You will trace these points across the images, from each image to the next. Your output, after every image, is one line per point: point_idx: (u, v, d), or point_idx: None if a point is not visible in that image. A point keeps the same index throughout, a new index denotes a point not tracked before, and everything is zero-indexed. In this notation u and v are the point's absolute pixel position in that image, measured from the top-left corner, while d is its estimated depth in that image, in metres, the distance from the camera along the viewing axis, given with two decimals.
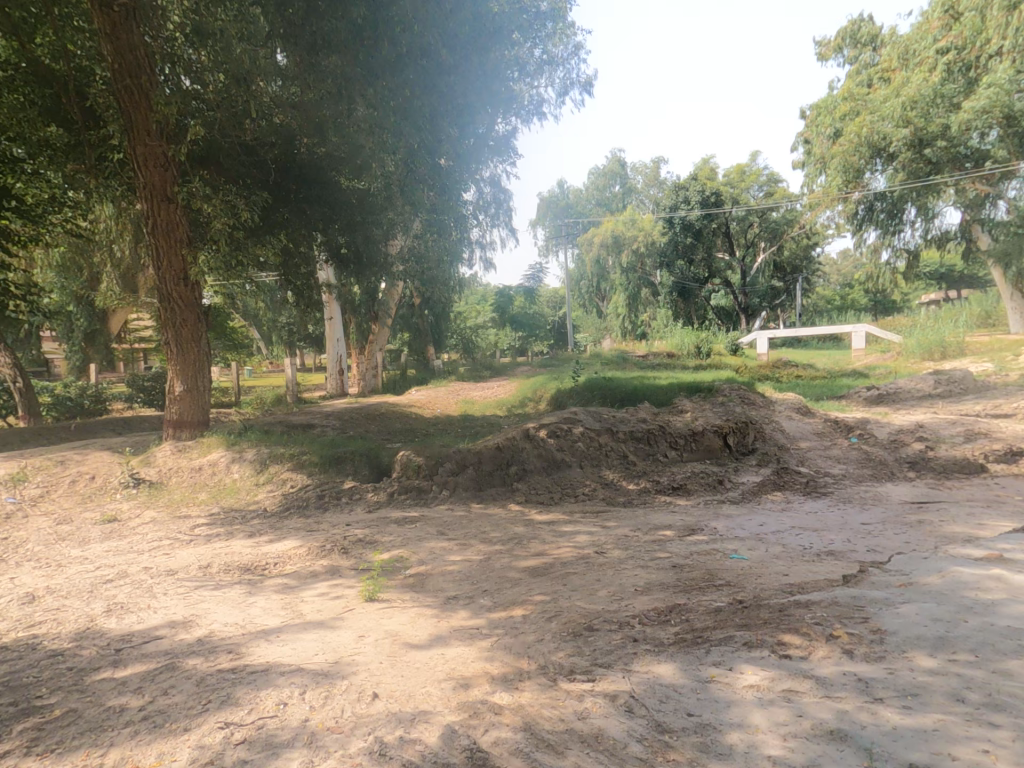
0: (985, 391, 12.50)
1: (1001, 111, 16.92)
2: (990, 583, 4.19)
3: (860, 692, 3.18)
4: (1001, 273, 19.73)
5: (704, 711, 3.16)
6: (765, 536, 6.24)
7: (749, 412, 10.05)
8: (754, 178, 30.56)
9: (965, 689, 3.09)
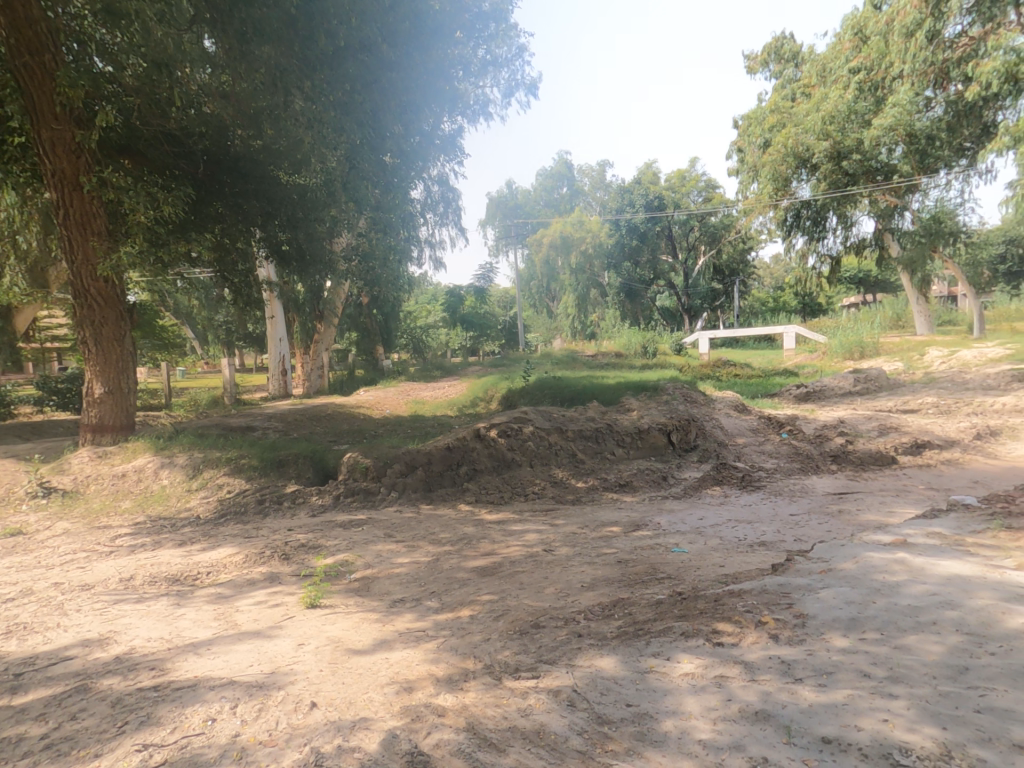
0: (898, 389, 13.48)
1: (905, 129, 18.21)
2: (897, 565, 4.54)
3: (783, 673, 3.37)
4: (910, 280, 21.28)
5: (642, 701, 3.26)
6: (704, 529, 6.50)
7: (690, 410, 10.43)
8: (693, 183, 31.39)
9: (874, 664, 3.34)
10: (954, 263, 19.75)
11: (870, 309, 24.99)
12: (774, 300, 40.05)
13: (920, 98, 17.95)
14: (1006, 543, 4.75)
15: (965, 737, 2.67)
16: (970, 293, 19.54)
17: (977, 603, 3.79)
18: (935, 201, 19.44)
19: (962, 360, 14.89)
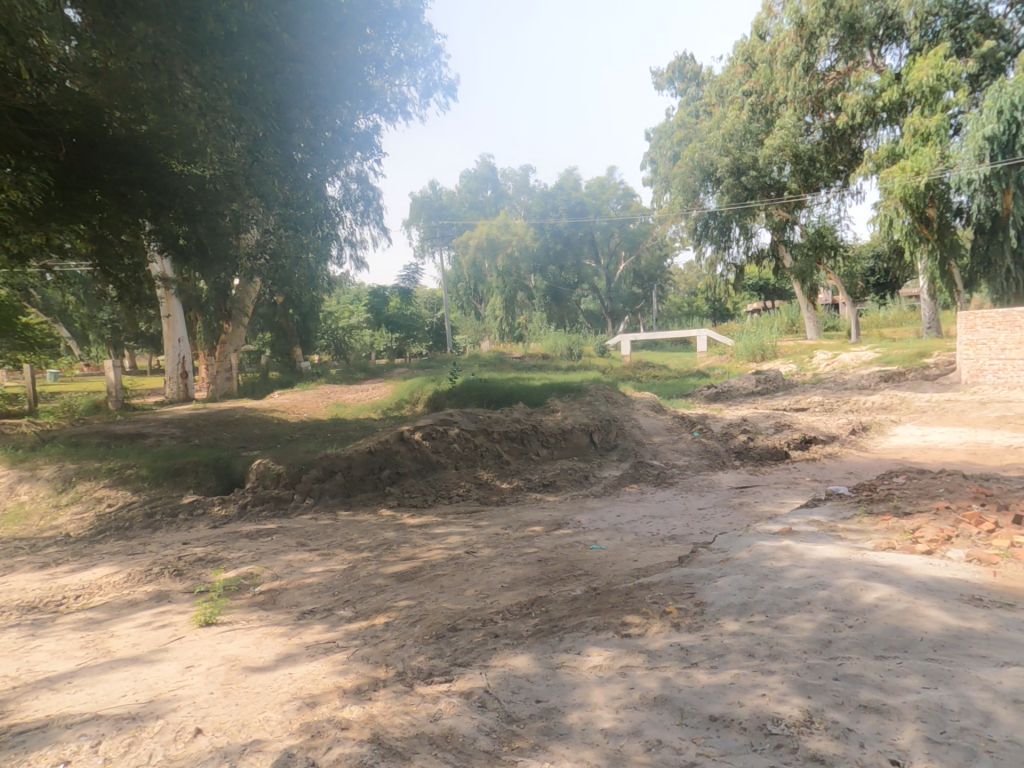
0: (792, 389, 14.70)
1: (790, 150, 20.15)
2: (783, 552, 4.94)
3: (680, 659, 3.55)
4: (801, 289, 23.11)
5: (551, 697, 3.31)
6: (621, 525, 6.74)
7: (610, 410, 10.78)
8: (612, 192, 32.40)
9: (758, 644, 3.60)
10: (836, 273, 21.74)
11: (770, 315, 26.91)
12: (688, 305, 42.34)
13: (802, 122, 19.84)
14: (870, 526, 5.31)
15: (825, 702, 2.95)
16: (848, 301, 21.43)
17: (844, 582, 4.19)
18: (818, 217, 21.25)
19: (842, 362, 16.47)
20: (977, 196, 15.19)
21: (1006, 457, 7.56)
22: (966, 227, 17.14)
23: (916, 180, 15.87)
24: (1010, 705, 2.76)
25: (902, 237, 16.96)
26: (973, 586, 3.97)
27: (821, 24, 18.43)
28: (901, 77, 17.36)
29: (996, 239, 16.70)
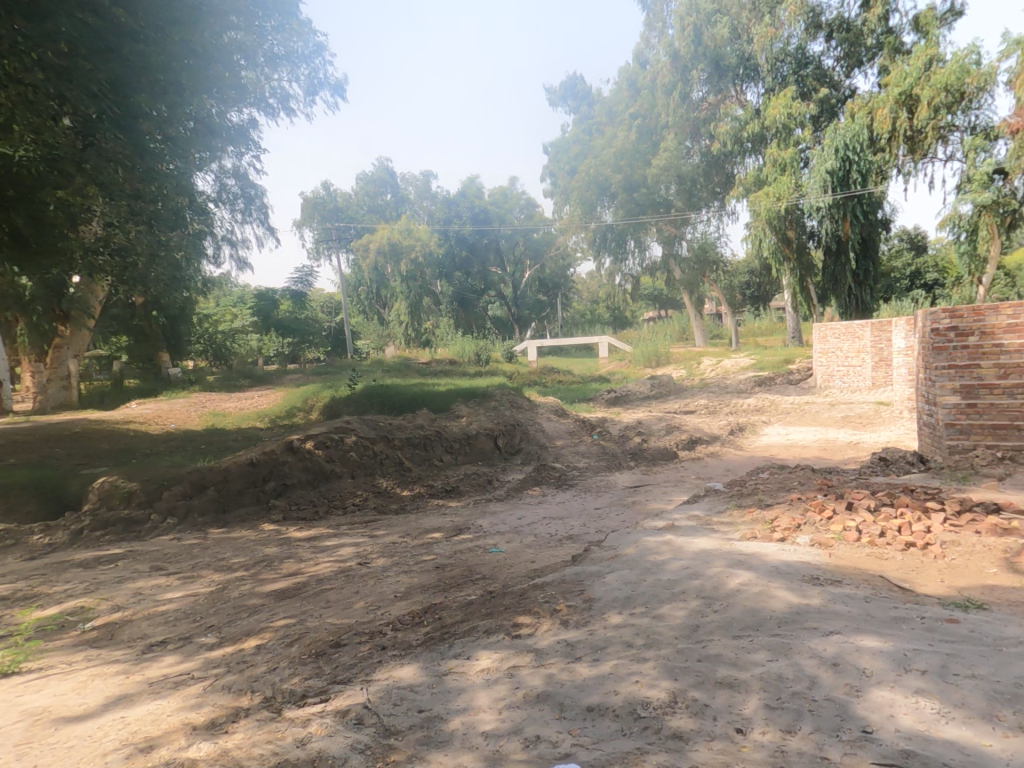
0: (681, 392, 15.82)
1: (674, 169, 22.54)
2: (664, 545, 5.25)
3: (565, 655, 3.61)
4: (690, 300, 24.99)
5: (435, 704, 3.21)
6: (521, 528, 6.82)
7: (514, 414, 10.95)
8: (515, 201, 33.39)
9: (637, 634, 3.77)
10: (717, 286, 23.94)
11: (663, 324, 28.64)
12: (592, 312, 43.87)
13: (683, 145, 22.95)
14: (739, 519, 5.81)
15: (688, 683, 3.15)
16: (728, 312, 23.56)
17: (713, 570, 4.53)
18: (700, 234, 23.43)
19: (724, 367, 18.00)
20: (823, 220, 17.88)
21: (850, 451, 8.68)
22: (818, 249, 19.07)
23: (778, 204, 18.23)
24: (833, 669, 3.15)
25: (771, 254, 19.06)
26: (818, 568, 4.46)
27: (692, 59, 22.14)
28: (759, 112, 20.26)
29: (841, 261, 18.57)
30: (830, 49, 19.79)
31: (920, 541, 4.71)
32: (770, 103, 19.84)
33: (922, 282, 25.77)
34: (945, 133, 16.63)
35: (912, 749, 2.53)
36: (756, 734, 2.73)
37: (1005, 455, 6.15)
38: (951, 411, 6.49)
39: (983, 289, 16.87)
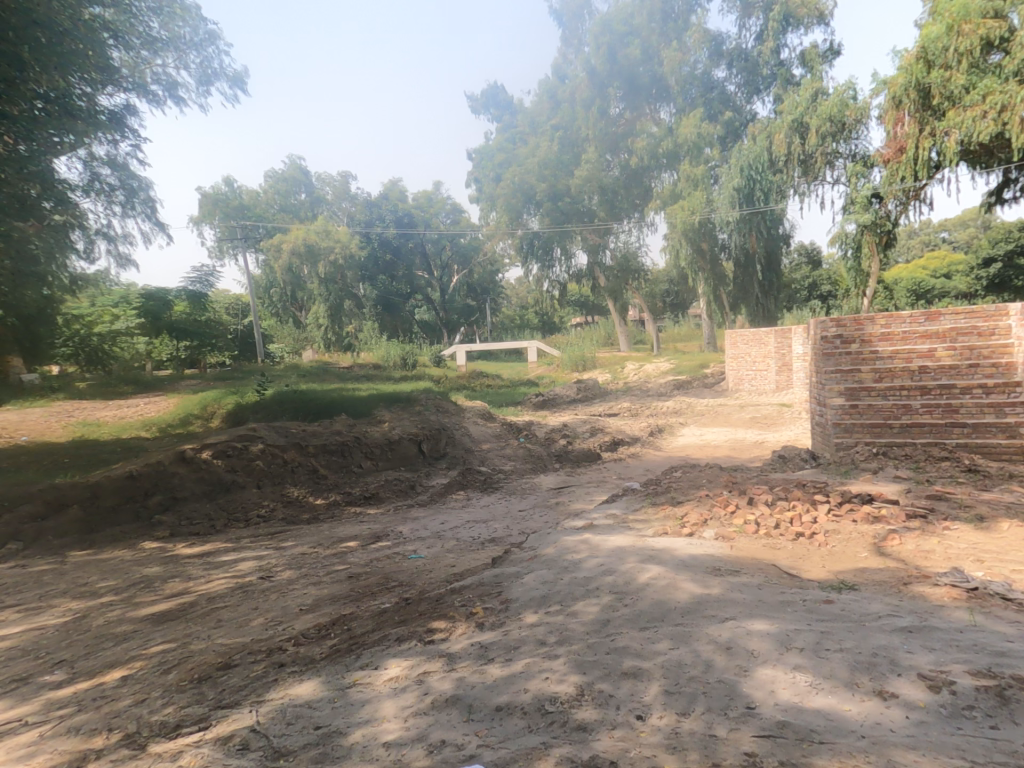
0: (606, 395, 16.39)
1: (597, 181, 23.80)
2: (581, 544, 5.42)
3: (477, 657, 3.64)
4: (614, 306, 25.57)
5: (334, 720, 3.13)
6: (443, 533, 6.78)
7: (439, 418, 10.92)
8: (440, 205, 34.14)
9: (550, 631, 3.85)
10: (640, 294, 24.39)
11: (590, 329, 29.50)
12: (521, 318, 43.98)
13: (603, 158, 24.31)
14: (653, 516, 6.11)
15: (596, 675, 3.25)
16: (649, 318, 24.73)
17: (627, 566, 4.72)
18: (623, 244, 23.89)
19: (646, 371, 18.90)
20: (733, 233, 19.54)
21: (755, 449, 9.37)
22: (729, 261, 20.62)
23: (691, 217, 19.95)
24: (726, 653, 3.37)
25: (687, 264, 20.53)
26: (720, 559, 4.76)
27: (608, 77, 24.82)
28: (672, 131, 22.87)
29: (750, 273, 20.40)
30: (732, 75, 22.88)
31: (807, 531, 5.15)
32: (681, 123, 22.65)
33: (818, 294, 28.36)
34: (832, 159, 17.75)
35: (788, 719, 2.77)
36: (654, 719, 2.86)
37: (880, 451, 6.86)
38: (837, 411, 7.15)
39: (866, 301, 18.63)
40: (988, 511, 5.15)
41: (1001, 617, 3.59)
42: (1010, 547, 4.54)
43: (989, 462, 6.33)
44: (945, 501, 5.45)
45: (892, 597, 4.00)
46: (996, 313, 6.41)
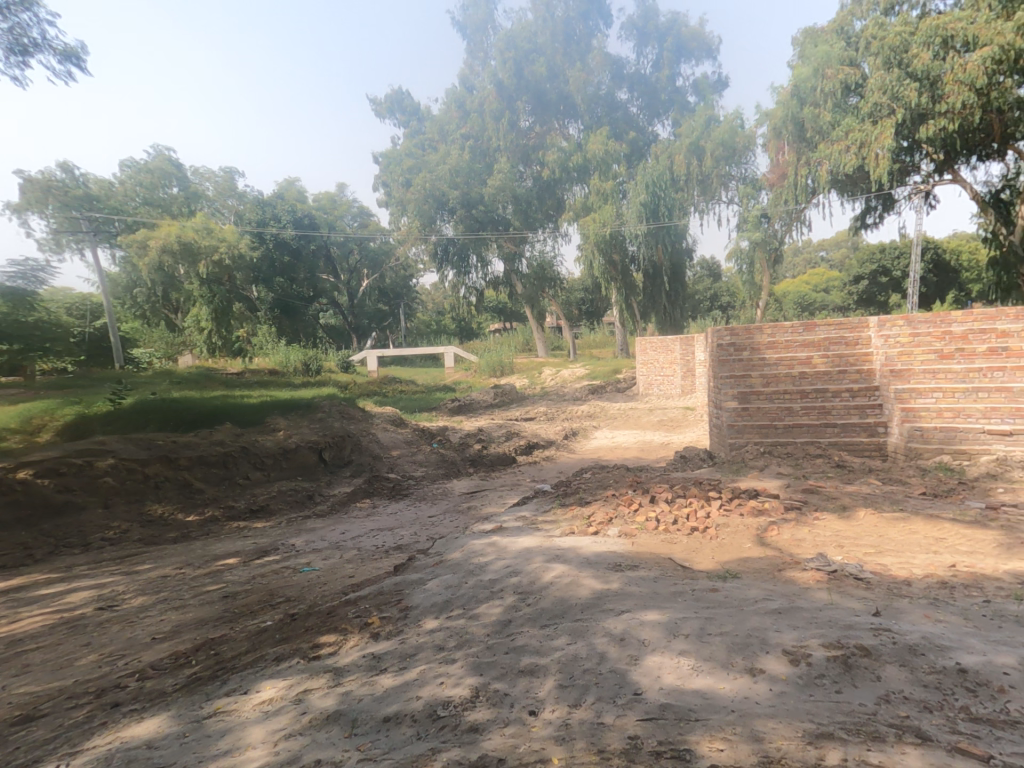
0: (523, 400, 16.87)
1: (510, 190, 24.10)
2: (488, 547, 5.50)
3: (368, 669, 3.57)
4: (531, 313, 26.02)
5: (184, 756, 2.86)
6: (342, 543, 6.61)
7: (347, 425, 10.68)
8: (345, 208, 33.08)
9: (449, 637, 3.89)
10: (556, 301, 24.93)
11: (507, 335, 29.51)
12: (438, 323, 42.73)
13: (515, 169, 24.88)
14: (562, 516, 6.34)
15: (492, 676, 3.29)
16: (566, 325, 25.48)
17: (532, 566, 4.87)
18: (538, 252, 24.55)
19: (562, 376, 19.56)
20: (641, 245, 20.72)
21: (662, 450, 9.96)
22: (638, 272, 21.77)
23: (602, 229, 20.65)
24: (619, 644, 3.56)
25: (600, 274, 21.28)
26: (621, 555, 5.01)
27: (516, 90, 26.59)
28: (581, 146, 24.41)
29: (659, 284, 21.81)
30: (633, 99, 27.38)
31: (701, 525, 5.55)
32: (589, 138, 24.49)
33: (718, 304, 31.40)
34: (726, 180, 22.22)
35: (669, 701, 2.94)
36: (546, 713, 2.92)
37: (766, 449, 7.47)
38: (732, 413, 7.77)
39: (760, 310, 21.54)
40: (849, 501, 5.86)
41: (851, 594, 4.08)
42: (863, 531, 5.20)
43: (853, 458, 7.08)
44: (816, 494, 6.10)
45: (767, 582, 4.41)
46: (858, 326, 7.36)
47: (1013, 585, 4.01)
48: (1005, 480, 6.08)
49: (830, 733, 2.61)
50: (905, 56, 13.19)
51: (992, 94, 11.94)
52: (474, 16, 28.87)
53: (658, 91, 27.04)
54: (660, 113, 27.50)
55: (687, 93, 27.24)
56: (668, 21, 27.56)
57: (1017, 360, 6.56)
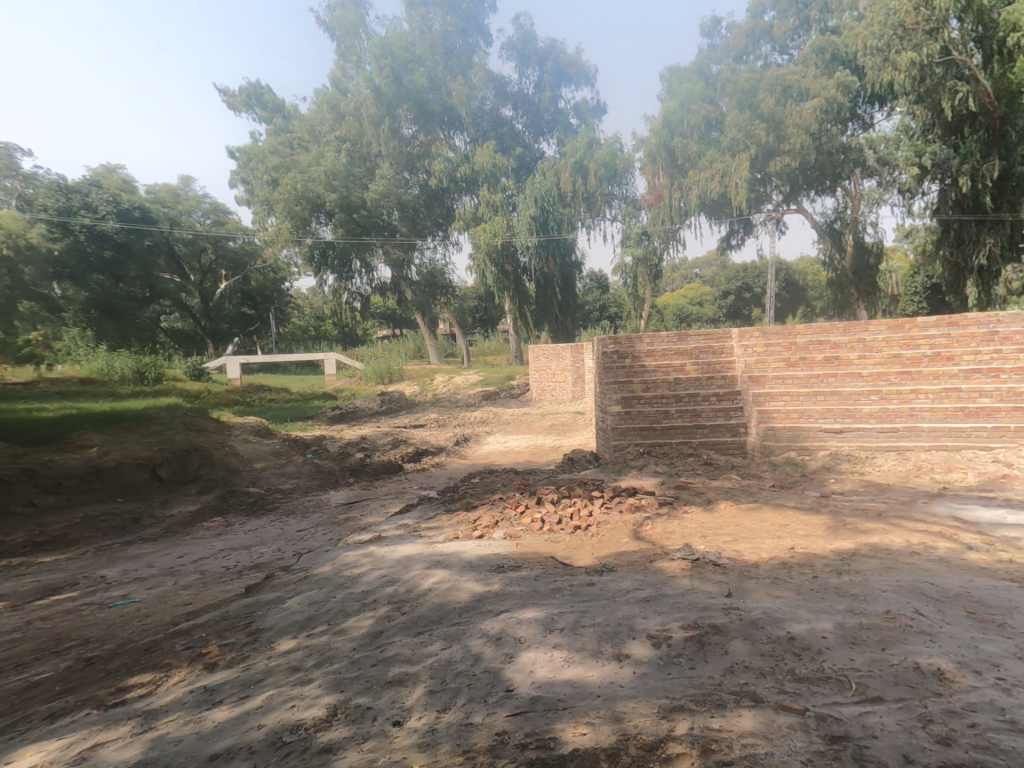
0: (412, 408, 17.03)
1: (395, 197, 23.72)
2: (362, 559, 5.38)
3: (201, 703, 3.34)
4: (424, 321, 26.69)
5: None
6: (180, 568, 6.04)
7: (195, 439, 9.72)
8: (192, 202, 26.80)
9: (308, 656, 3.76)
10: (448, 309, 25.93)
11: (397, 343, 29.07)
12: (316, 328, 40.44)
13: (400, 176, 24.74)
14: (446, 523, 6.37)
15: (354, 691, 3.23)
16: (459, 332, 25.73)
17: (411, 574, 4.84)
18: (428, 260, 25.25)
19: (455, 383, 19.75)
20: (532, 258, 21.87)
21: (550, 453, 10.39)
22: (531, 283, 22.94)
23: (494, 240, 21.24)
24: (495, 643, 3.59)
25: (493, 284, 21.97)
26: (502, 557, 5.13)
27: (395, 98, 24.99)
28: (468, 158, 24.87)
29: (549, 294, 23.28)
30: (518, 117, 28.26)
31: (583, 523, 5.84)
32: (476, 150, 24.97)
33: (607, 314, 33.42)
34: (609, 199, 23.62)
35: (540, 693, 3.01)
36: (411, 721, 2.90)
37: (646, 449, 8.08)
38: (616, 416, 8.28)
39: (643, 321, 22.97)
40: (713, 494, 6.48)
41: (709, 578, 4.47)
42: (722, 521, 5.75)
43: (719, 455, 7.87)
44: (686, 489, 6.68)
45: (639, 573, 4.70)
46: (722, 336, 8.24)
47: (836, 560, 4.65)
48: (836, 472, 7.03)
49: (681, 706, 2.80)
50: (752, 96, 18.79)
51: (822, 139, 17.66)
52: (341, 19, 26.90)
53: (542, 111, 28.19)
54: (544, 132, 28.73)
55: (568, 115, 28.68)
56: (546, 46, 28.59)
57: (846, 367, 7.69)
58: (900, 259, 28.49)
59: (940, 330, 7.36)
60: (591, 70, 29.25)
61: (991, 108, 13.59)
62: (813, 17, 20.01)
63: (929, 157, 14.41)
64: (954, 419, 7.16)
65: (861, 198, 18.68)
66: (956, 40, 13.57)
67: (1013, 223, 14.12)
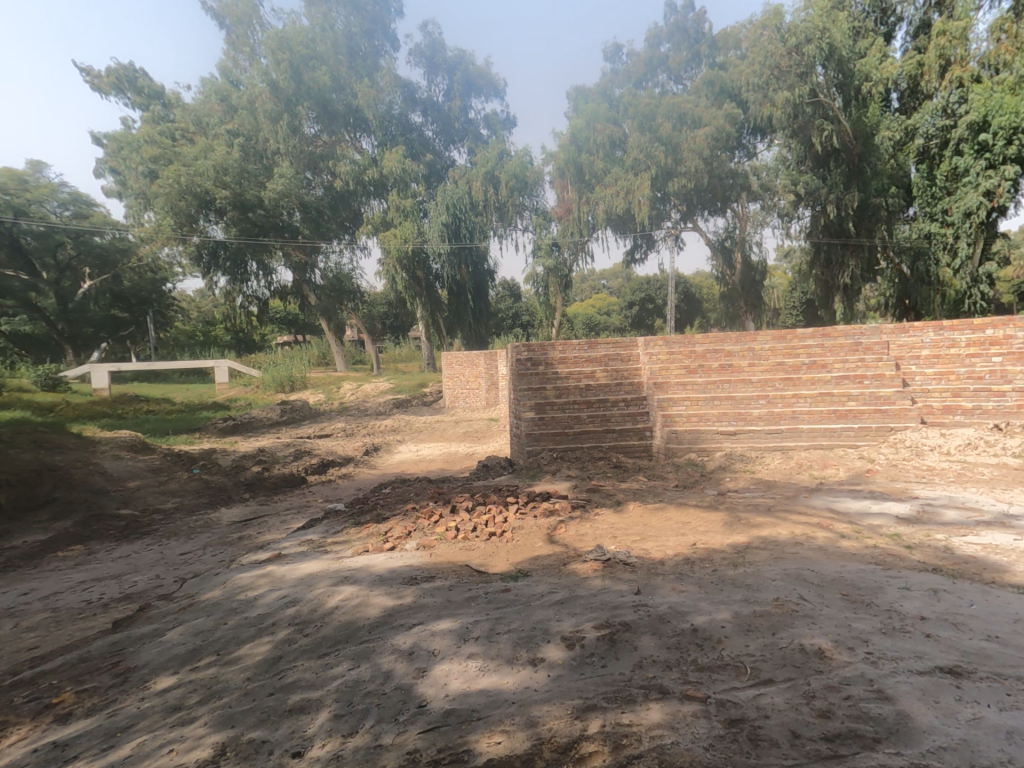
0: (315, 417, 16.21)
1: (295, 197, 22.53)
2: (259, 581, 4.97)
3: (50, 762, 2.88)
4: (330, 326, 25.63)
5: None
6: (27, 607, 5.21)
7: (49, 459, 8.46)
8: (48, 191, 23.20)
9: (192, 691, 3.39)
10: (356, 315, 25.10)
11: (301, 349, 27.65)
12: (205, 333, 37.24)
13: (301, 175, 23.55)
14: (354, 536, 6.07)
15: (247, 725, 2.94)
16: (368, 339, 24.85)
17: (314, 593, 4.53)
18: (334, 264, 24.39)
19: (364, 391, 19.13)
20: (445, 265, 21.80)
21: (464, 461, 10.28)
22: (443, 290, 22.90)
23: (404, 245, 20.99)
24: (407, 658, 3.43)
25: (404, 290, 21.60)
26: (414, 569, 4.95)
27: (295, 94, 23.83)
28: (376, 161, 24.34)
29: (462, 302, 23.28)
30: (429, 123, 28.21)
31: (498, 529, 5.80)
32: (385, 154, 24.54)
33: (519, 323, 33.95)
34: (520, 210, 24.08)
35: (453, 706, 2.91)
36: (313, 750, 2.69)
37: (560, 453, 8.28)
38: (530, 422, 8.42)
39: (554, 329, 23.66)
40: (622, 495, 6.75)
41: (620, 577, 4.60)
42: (631, 521, 5.96)
43: (628, 458, 8.22)
44: (597, 492, 6.89)
45: (553, 576, 4.74)
46: (629, 345, 9.11)
47: (732, 554, 4.97)
48: (731, 470, 7.55)
49: (594, 704, 2.83)
50: (652, 120, 20.17)
51: (713, 165, 19.42)
52: (232, 7, 25.29)
53: (451, 120, 28.28)
54: (454, 140, 28.84)
55: (479, 125, 29.03)
56: (455, 56, 28.74)
57: (738, 374, 8.58)
58: (781, 276, 31.82)
59: (815, 341, 8.56)
60: (501, 83, 29.88)
61: (850, 146, 15.51)
62: (702, 52, 22.30)
63: (802, 186, 16.26)
64: (828, 421, 7.87)
65: (747, 220, 20.72)
66: (821, 84, 15.54)
67: (871, 247, 15.88)
